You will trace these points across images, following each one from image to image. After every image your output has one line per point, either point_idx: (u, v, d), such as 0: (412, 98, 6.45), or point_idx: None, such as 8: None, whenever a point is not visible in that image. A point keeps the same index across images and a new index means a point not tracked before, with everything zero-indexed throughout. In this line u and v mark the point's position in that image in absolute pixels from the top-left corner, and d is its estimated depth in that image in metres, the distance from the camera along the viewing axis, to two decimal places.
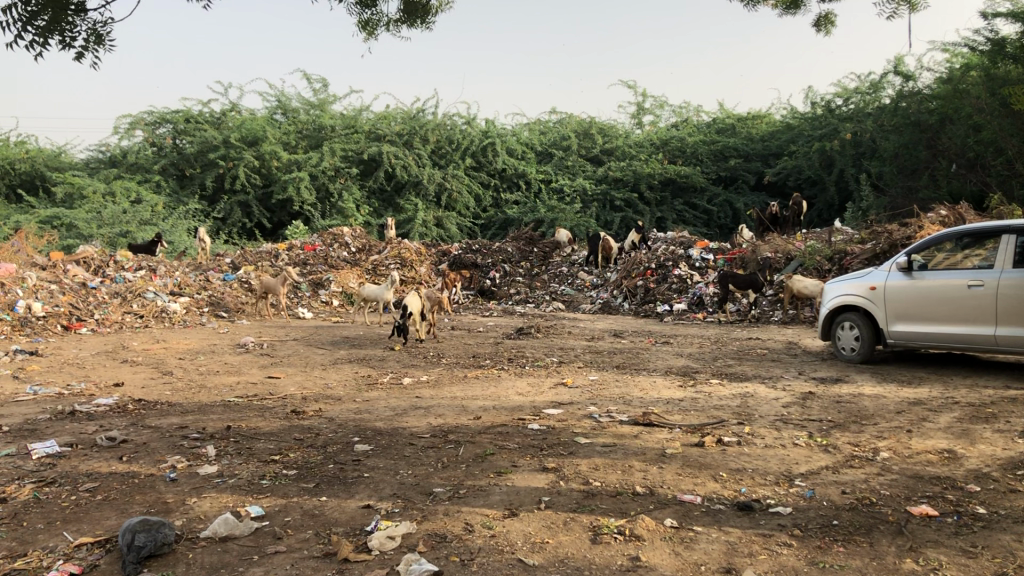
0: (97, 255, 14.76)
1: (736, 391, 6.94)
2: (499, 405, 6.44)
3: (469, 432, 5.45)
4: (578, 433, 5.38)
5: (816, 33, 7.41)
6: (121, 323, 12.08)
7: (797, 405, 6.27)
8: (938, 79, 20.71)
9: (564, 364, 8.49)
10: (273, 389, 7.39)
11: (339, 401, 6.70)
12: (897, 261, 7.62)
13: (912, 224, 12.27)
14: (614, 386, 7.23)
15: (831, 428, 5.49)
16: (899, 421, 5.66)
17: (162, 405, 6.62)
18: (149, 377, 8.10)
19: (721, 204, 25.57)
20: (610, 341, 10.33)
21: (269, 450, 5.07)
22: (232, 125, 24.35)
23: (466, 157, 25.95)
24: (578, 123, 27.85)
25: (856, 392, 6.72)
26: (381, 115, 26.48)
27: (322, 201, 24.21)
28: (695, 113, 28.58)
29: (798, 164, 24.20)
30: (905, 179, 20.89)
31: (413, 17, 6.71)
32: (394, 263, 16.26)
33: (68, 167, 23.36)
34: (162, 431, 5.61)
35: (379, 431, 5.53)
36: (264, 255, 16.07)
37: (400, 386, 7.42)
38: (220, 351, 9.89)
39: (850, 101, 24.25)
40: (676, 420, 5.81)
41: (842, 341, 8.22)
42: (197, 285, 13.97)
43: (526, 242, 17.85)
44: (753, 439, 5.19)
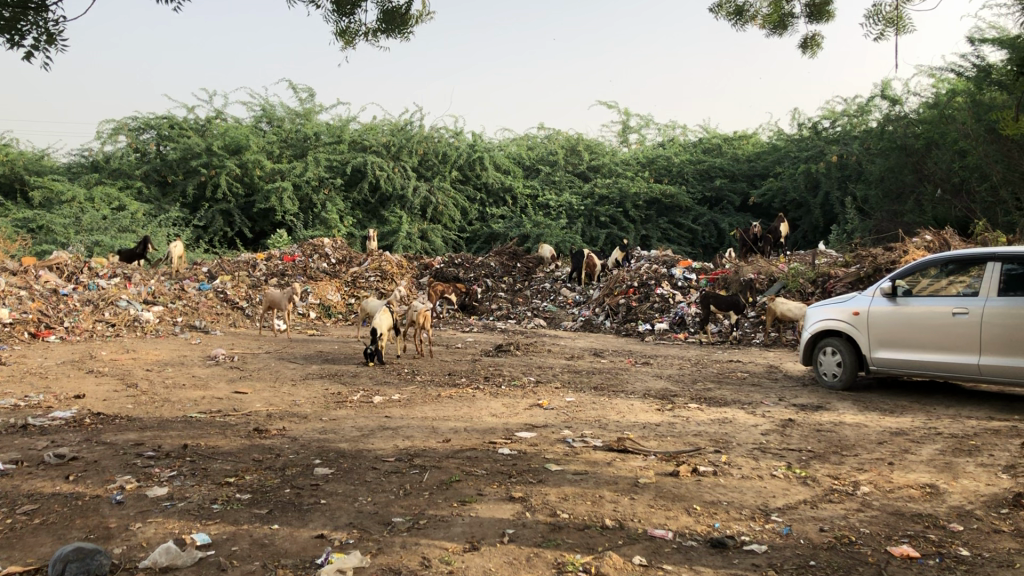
0: (71, 261, 14.48)
1: (715, 416, 6.75)
2: (470, 427, 6.23)
3: (436, 456, 5.24)
4: (549, 459, 5.18)
5: (803, 54, 7.30)
6: (91, 331, 11.80)
7: (776, 433, 6.09)
8: (924, 103, 20.74)
9: (541, 384, 8.29)
10: (239, 405, 7.15)
11: (306, 420, 6.47)
12: (880, 286, 7.49)
13: (896, 249, 12.15)
14: (590, 409, 7.04)
15: (810, 459, 5.31)
16: (880, 453, 5.49)
17: (121, 419, 6.38)
18: (112, 389, 7.85)
19: (706, 223, 25.49)
20: (590, 360, 10.14)
21: (225, 472, 4.84)
22: (216, 133, 24.12)
23: (453, 170, 25.79)
24: (566, 139, 27.76)
25: (837, 421, 6.54)
26: (368, 126, 26.30)
27: (304, 211, 24.00)
28: (682, 133, 28.56)
29: (783, 186, 24.18)
30: (890, 203, 20.88)
31: (392, 27, 6.50)
32: (373, 275, 16.04)
33: (48, 171, 23.07)
34: (115, 448, 5.37)
35: (342, 453, 5.32)
36: (241, 265, 15.83)
37: (370, 404, 7.19)
38: (189, 363, 9.63)
39: (837, 124, 24.26)
40: (651, 447, 5.62)
41: (824, 367, 8.06)
42: (172, 294, 13.70)
43: (509, 257, 17.67)
44: (730, 469, 5.01)
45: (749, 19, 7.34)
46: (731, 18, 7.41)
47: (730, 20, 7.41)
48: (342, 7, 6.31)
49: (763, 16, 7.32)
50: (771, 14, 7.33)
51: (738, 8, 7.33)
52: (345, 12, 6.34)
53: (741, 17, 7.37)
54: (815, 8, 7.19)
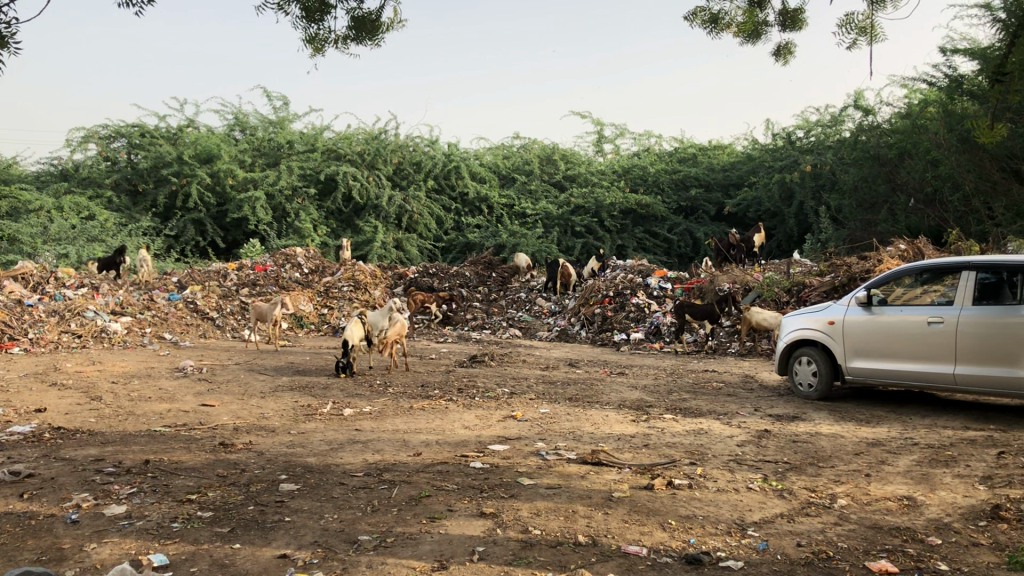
0: (38, 271, 14.21)
1: (690, 427, 6.67)
2: (442, 440, 6.11)
3: (406, 470, 5.12)
4: (522, 472, 5.08)
5: (777, 63, 7.30)
6: (57, 342, 11.56)
7: (752, 444, 6.02)
8: (897, 113, 20.89)
9: (515, 395, 8.18)
10: (205, 418, 6.98)
11: (273, 434, 6.32)
12: (855, 295, 7.46)
13: (871, 258, 12.17)
14: (564, 421, 6.93)
15: (787, 471, 5.24)
16: (856, 464, 5.43)
17: (81, 434, 6.19)
18: (74, 402, 7.64)
19: (681, 233, 25.54)
20: (564, 371, 10.04)
21: (187, 488, 4.69)
22: (187, 141, 23.86)
23: (428, 179, 25.67)
24: (541, 148, 27.73)
25: (813, 431, 6.49)
26: (342, 135, 26.13)
27: (278, 220, 23.78)
28: (657, 142, 28.61)
29: (758, 195, 24.29)
30: (864, 213, 21.00)
31: (363, 34, 6.38)
32: (346, 285, 15.85)
33: (16, 179, 22.73)
34: (74, 464, 5.19)
35: (310, 468, 5.19)
36: (212, 274, 15.62)
37: (341, 417, 7.05)
38: (157, 375, 9.44)
39: (811, 134, 24.40)
40: (626, 459, 5.53)
41: (799, 377, 8.01)
42: (140, 304, 13.47)
43: (484, 267, 17.57)
44: (705, 482, 4.92)
45: (724, 28, 7.29)
46: (705, 26, 7.35)
47: (705, 28, 7.35)
48: (311, 14, 6.17)
49: (737, 24, 7.28)
50: (745, 23, 7.29)
51: (713, 16, 7.28)
52: (314, 19, 6.21)
53: (716, 26, 7.31)
54: (789, 17, 7.16)
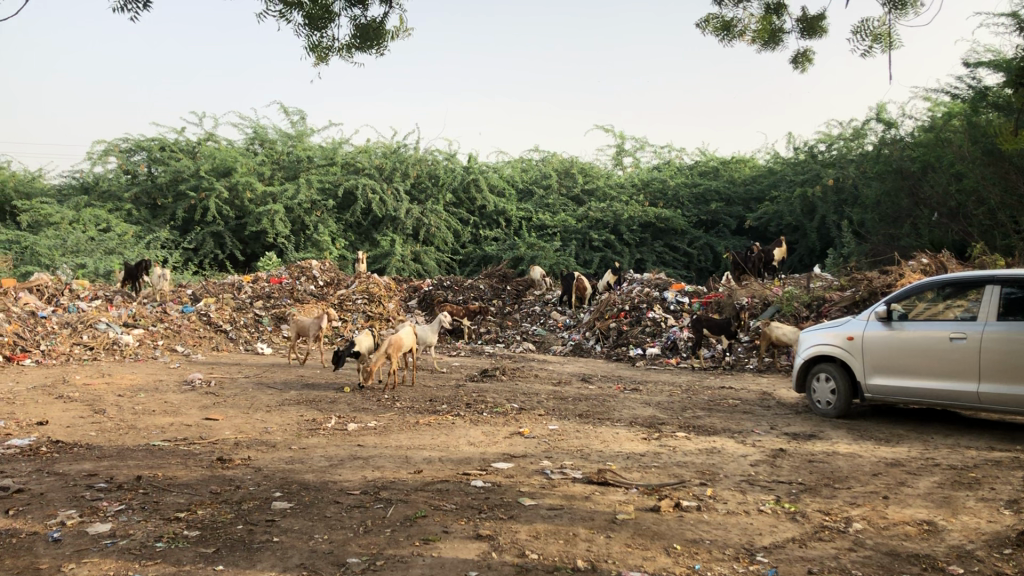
0: (53, 283, 14.21)
1: (703, 446, 6.46)
2: (445, 457, 5.95)
3: (404, 489, 4.95)
4: (523, 492, 4.90)
5: (795, 71, 7.27)
6: (69, 354, 11.52)
7: (766, 464, 5.81)
8: (920, 126, 20.58)
9: (524, 411, 8.00)
10: (207, 432, 6.85)
11: (274, 449, 6.18)
12: (875, 310, 7.24)
13: (892, 272, 11.88)
14: (573, 438, 6.75)
15: (801, 492, 5.02)
16: (875, 486, 5.21)
17: (79, 447, 6.07)
18: (78, 416, 7.54)
19: (702, 246, 25.31)
20: (577, 386, 9.85)
21: (177, 506, 4.54)
22: (206, 154, 23.94)
23: (446, 193, 25.59)
24: (560, 162, 27.59)
25: (831, 451, 6.26)
26: (361, 149, 26.13)
27: (296, 233, 23.77)
28: (678, 156, 28.35)
29: (779, 209, 23.98)
30: (887, 227, 20.67)
31: (368, 43, 6.27)
32: (360, 298, 15.74)
33: (38, 193, 22.91)
34: (66, 479, 5.05)
35: (307, 486, 5.03)
36: (227, 287, 15.59)
37: (344, 433, 6.90)
38: (164, 388, 9.34)
39: (833, 147, 24.06)
40: (633, 479, 5.33)
41: (818, 394, 7.78)
42: (154, 316, 13.42)
43: (499, 280, 17.43)
44: (715, 504, 4.72)
45: (737, 35, 7.16)
46: (718, 34, 7.23)
47: (718, 37, 7.23)
48: (314, 21, 6.07)
49: (752, 32, 7.14)
50: (761, 30, 7.15)
51: (726, 23, 7.13)
52: (317, 27, 6.12)
53: (729, 33, 7.17)
54: (807, 24, 7.01)
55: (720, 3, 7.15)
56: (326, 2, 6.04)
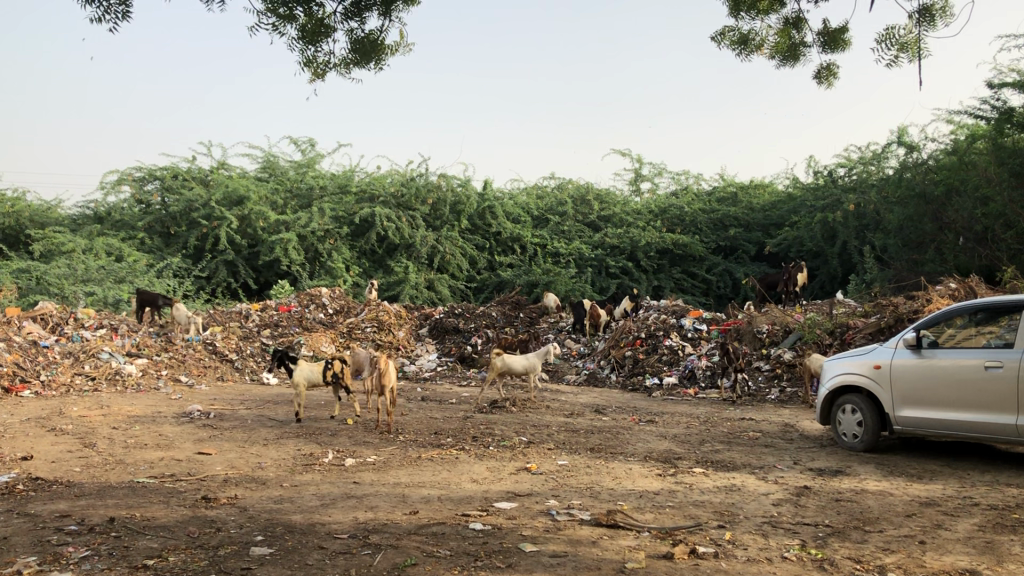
0: (58, 311, 14.00)
1: (722, 483, 6.04)
2: (444, 496, 5.57)
3: (396, 532, 4.57)
4: (525, 537, 4.50)
5: (818, 85, 7.02)
6: (69, 385, 11.24)
7: (789, 504, 5.39)
8: (943, 150, 20.11)
9: (532, 445, 7.62)
10: (198, 468, 6.52)
11: (264, 486, 5.83)
12: (903, 337, 6.82)
13: (919, 297, 11.41)
14: (583, 474, 6.36)
15: (829, 537, 4.60)
16: (909, 528, 4.78)
17: (57, 485, 5.73)
18: (66, 450, 7.23)
19: (721, 273, 24.80)
20: (590, 418, 9.45)
21: (148, 552, 4.18)
22: (219, 184, 23.83)
23: (463, 220, 25.30)
24: (576, 189, 27.27)
25: (860, 489, 5.82)
26: (375, 176, 25.97)
27: (311, 261, 23.56)
28: (696, 182, 27.91)
29: (799, 236, 23.48)
30: (910, 252, 20.28)
31: (365, 58, 5.99)
32: (370, 326, 15.44)
33: (52, 222, 22.89)
34: (34, 521, 4.71)
35: (293, 529, 4.66)
36: (234, 316, 15.34)
37: (340, 468, 6.55)
38: (161, 420, 9.04)
39: (853, 172, 23.62)
40: (645, 520, 4.92)
41: (843, 427, 7.32)
42: (158, 346, 13.15)
43: (512, 307, 17.08)
44: (734, 551, 4.30)
45: (755, 49, 6.84)
46: (735, 49, 6.91)
47: (735, 51, 6.91)
48: (308, 35, 5.79)
49: (770, 45, 6.80)
50: (779, 43, 6.82)
51: (743, 36, 6.81)
52: (312, 41, 5.85)
53: (746, 47, 6.84)
54: (829, 37, 6.68)
55: (737, 16, 6.82)
56: (322, 17, 5.76)
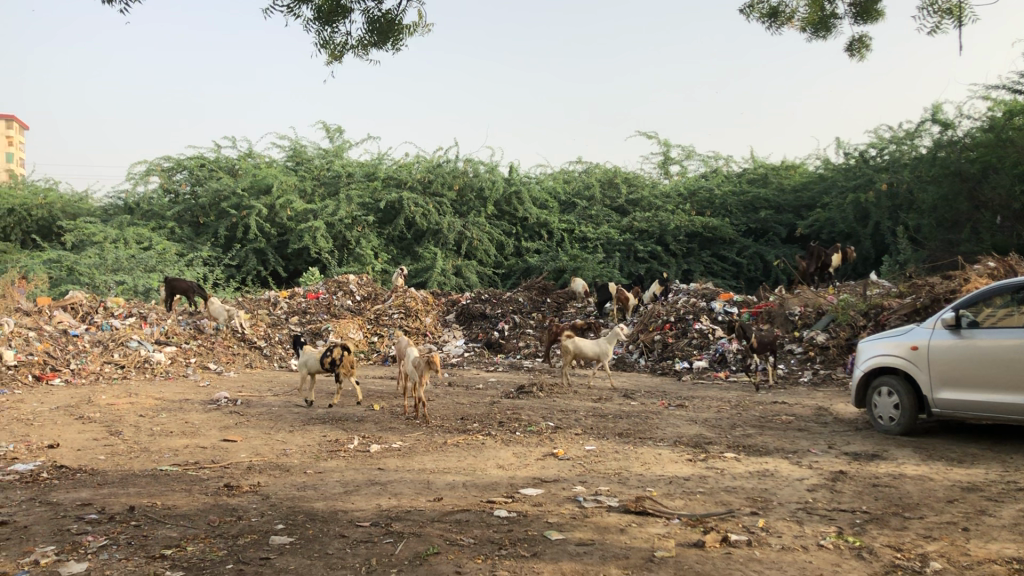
0: (88, 301, 14.06)
1: (754, 468, 5.88)
2: (470, 482, 5.46)
3: (420, 520, 4.47)
4: (551, 524, 4.38)
5: (851, 57, 6.81)
6: (99, 373, 11.27)
7: (825, 489, 5.22)
8: (980, 126, 19.62)
9: (560, 430, 7.48)
10: (223, 455, 6.48)
11: (288, 473, 5.76)
12: (941, 317, 6.59)
13: (956, 277, 11.11)
14: (612, 460, 6.22)
15: (866, 523, 4.44)
16: (951, 515, 4.60)
17: (81, 473, 5.70)
18: (92, 438, 7.21)
19: (751, 256, 24.39)
20: (619, 402, 9.30)
21: (168, 541, 4.11)
22: (247, 173, 23.87)
23: (489, 205, 25.14)
24: (603, 172, 27.00)
25: (897, 473, 5.64)
26: (402, 163, 25.89)
27: (339, 249, 23.57)
28: (725, 163, 27.50)
29: (831, 217, 23.05)
30: (945, 232, 20.00)
31: (383, 38, 5.85)
32: (396, 312, 15.38)
33: (84, 213, 23.07)
34: (56, 510, 4.66)
35: (314, 517, 4.58)
36: (262, 303, 15.35)
37: (364, 455, 6.46)
38: (189, 408, 9.01)
39: (885, 151, 23.13)
40: (675, 507, 4.78)
41: (879, 409, 7.13)
42: (186, 334, 13.18)
43: (538, 292, 16.92)
44: (767, 538, 4.15)
45: (785, 21, 6.62)
46: (765, 22, 6.70)
47: (765, 24, 6.69)
48: (325, 15, 5.67)
49: (801, 16, 6.58)
50: (810, 15, 6.59)
51: (773, 8, 6.59)
52: (329, 22, 5.72)
53: (776, 19, 6.63)
54: (862, 7, 6.44)
55: None
56: None
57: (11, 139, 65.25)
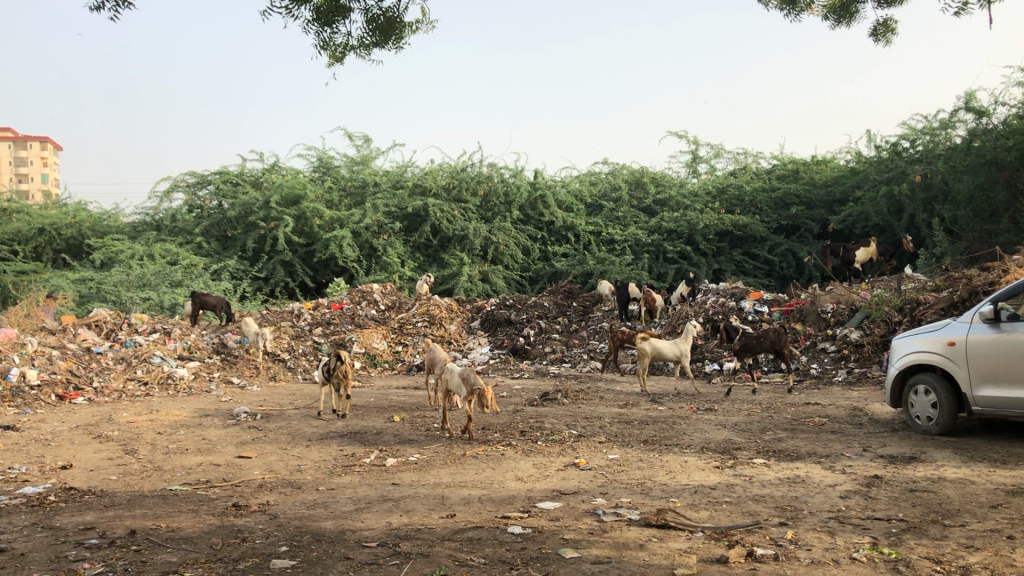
0: (112, 318, 14.06)
1: (785, 474, 5.61)
2: (486, 496, 5.26)
3: (429, 539, 4.26)
4: (567, 541, 4.16)
5: (876, 42, 6.55)
6: (122, 391, 11.22)
7: (859, 496, 4.94)
8: (1016, 113, 19.07)
9: (583, 438, 7.26)
10: (236, 472, 6.34)
11: (299, 491, 5.60)
12: (980, 310, 6.27)
13: (995, 268, 10.70)
14: (635, 469, 5.98)
15: (903, 533, 4.16)
16: (995, 522, 4.30)
17: (89, 495, 5.58)
18: (106, 457, 7.10)
19: (783, 253, 23.96)
20: (645, 407, 9.05)
21: (166, 567, 3.95)
22: (273, 185, 23.89)
23: (515, 210, 24.94)
24: (630, 173, 26.71)
25: (937, 477, 5.34)
26: (428, 171, 25.81)
27: (366, 258, 23.49)
28: (754, 160, 27.06)
29: (864, 211, 22.53)
30: (982, 223, 19.53)
31: (385, 37, 5.72)
32: (421, 321, 15.23)
33: (113, 231, 23.22)
34: (56, 535, 4.52)
35: (321, 537, 4.40)
36: (286, 315, 15.27)
37: (381, 469, 6.28)
38: (208, 424, 8.89)
39: (918, 143, 22.59)
40: (699, 519, 4.53)
41: (916, 409, 6.82)
42: (210, 349, 13.13)
43: (564, 296, 16.67)
44: (796, 552, 3.90)
45: (806, 7, 6.35)
46: (784, 9, 6.44)
47: (784, 11, 6.43)
48: (324, 16, 5.53)
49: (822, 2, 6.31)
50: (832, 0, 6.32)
51: None
52: (328, 23, 5.59)
53: (795, 6, 6.37)
54: None
55: None
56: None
57: (45, 160, 66.10)
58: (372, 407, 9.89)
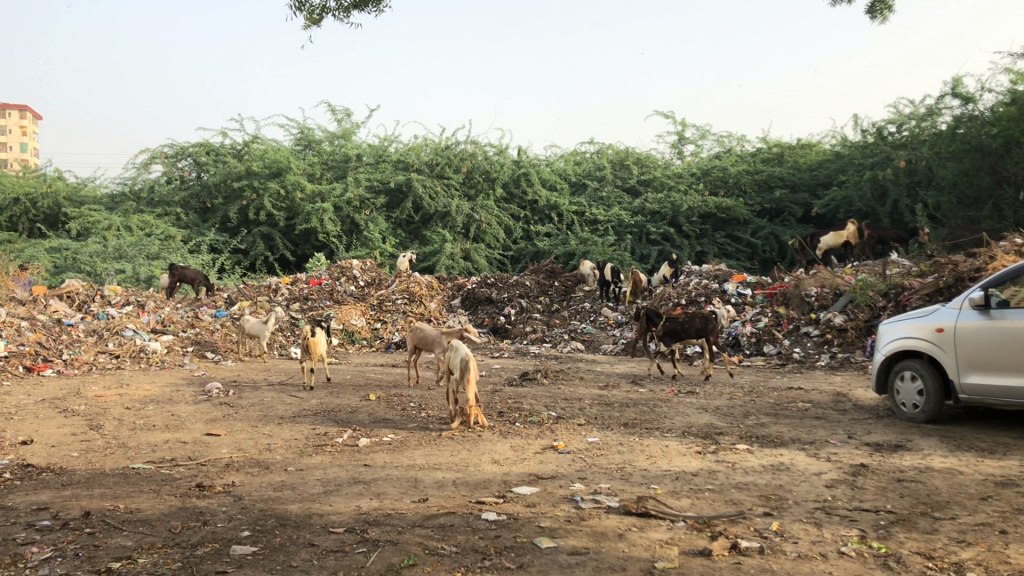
0: (85, 289, 13.73)
1: (768, 462, 5.46)
2: (461, 480, 5.07)
3: (399, 526, 4.07)
4: (543, 529, 3.98)
5: (872, 19, 6.29)
6: (92, 363, 10.94)
7: (845, 486, 4.79)
8: (1002, 100, 18.96)
9: (562, 421, 7.07)
10: (202, 451, 6.10)
11: (266, 472, 5.38)
12: (969, 296, 6.12)
13: (981, 254, 10.58)
14: (615, 454, 5.80)
15: (892, 526, 4.01)
16: (987, 515, 4.16)
17: (47, 473, 5.34)
18: (70, 433, 6.85)
19: (766, 236, 23.81)
20: (626, 390, 8.89)
21: (120, 552, 3.74)
22: (253, 156, 23.48)
23: (498, 188, 24.65)
24: (615, 154, 26.49)
25: (924, 466, 5.20)
26: (411, 147, 25.49)
27: (348, 233, 23.16)
28: (739, 142, 26.87)
29: (848, 195, 22.41)
30: (966, 209, 19.47)
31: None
32: (401, 298, 14.97)
33: (89, 201, 22.79)
34: (8, 516, 4.30)
35: (285, 522, 4.20)
36: (263, 290, 14.99)
37: (353, 450, 6.07)
38: (178, 399, 8.64)
39: (904, 128, 22.45)
40: (681, 508, 4.37)
41: (902, 396, 6.68)
42: (184, 323, 12.87)
43: (546, 276, 16.45)
44: (782, 544, 3.74)
45: None
46: None
47: None
48: None
49: None
50: None
51: None
52: None
53: None
54: None
55: None
56: None
57: (22, 129, 64.95)
58: (347, 385, 9.67)
